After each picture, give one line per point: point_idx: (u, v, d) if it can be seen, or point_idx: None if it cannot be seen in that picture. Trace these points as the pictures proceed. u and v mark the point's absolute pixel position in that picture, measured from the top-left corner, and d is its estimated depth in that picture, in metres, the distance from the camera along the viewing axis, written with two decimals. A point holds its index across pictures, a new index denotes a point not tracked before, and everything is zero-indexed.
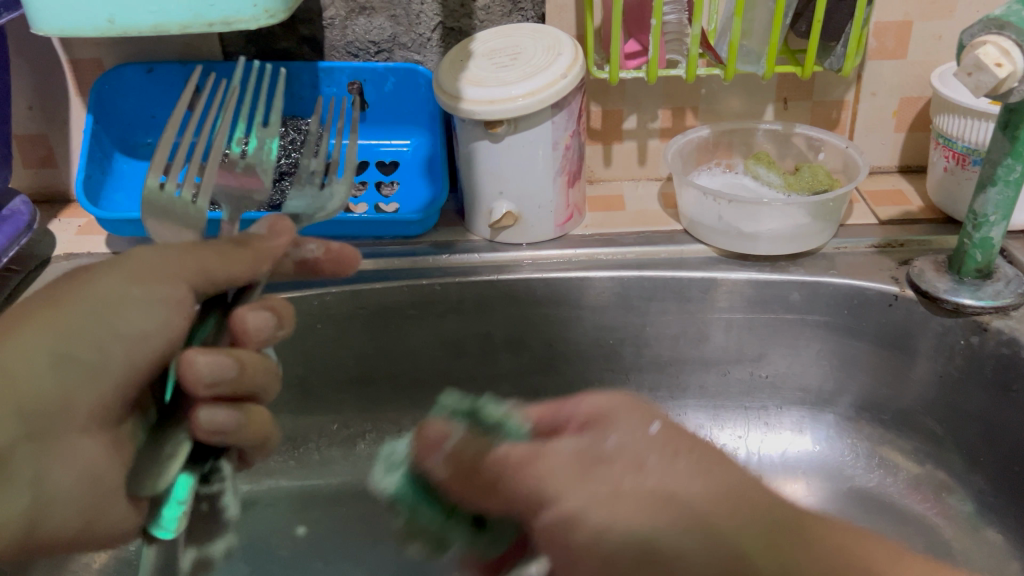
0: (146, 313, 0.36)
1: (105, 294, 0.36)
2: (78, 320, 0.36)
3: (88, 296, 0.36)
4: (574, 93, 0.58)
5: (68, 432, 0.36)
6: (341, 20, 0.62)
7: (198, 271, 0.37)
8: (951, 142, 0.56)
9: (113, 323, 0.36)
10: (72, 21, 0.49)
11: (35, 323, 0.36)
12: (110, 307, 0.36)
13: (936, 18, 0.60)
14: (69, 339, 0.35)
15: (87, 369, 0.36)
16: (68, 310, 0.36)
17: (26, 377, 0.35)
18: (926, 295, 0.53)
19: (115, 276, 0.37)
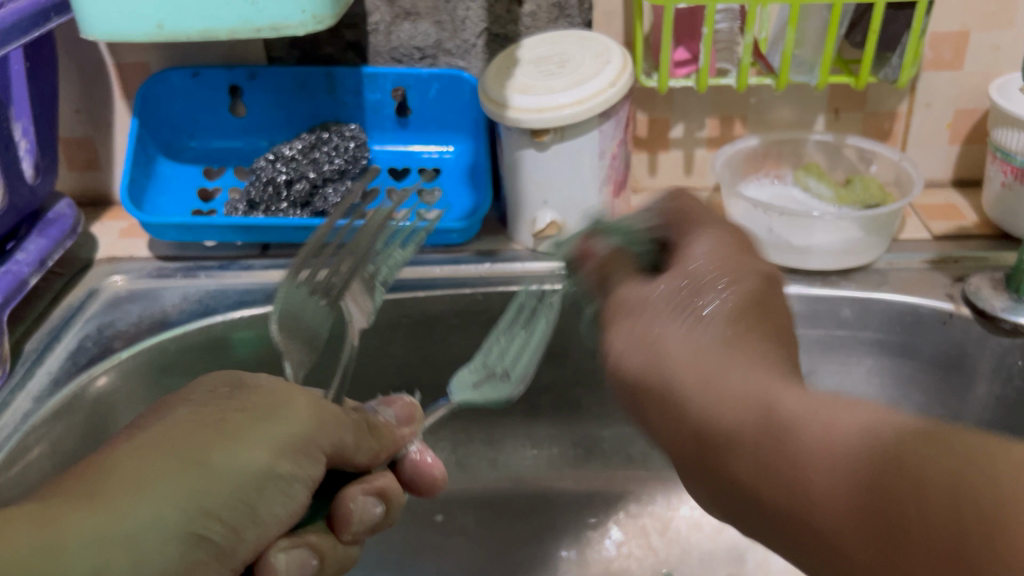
0: (283, 498, 0.33)
1: (262, 462, 0.32)
2: (218, 492, 0.30)
3: (233, 465, 0.31)
4: (623, 102, 0.57)
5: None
6: (386, 25, 0.61)
7: (332, 445, 0.35)
8: (1010, 156, 0.55)
9: (257, 508, 0.31)
10: (122, 27, 0.49)
11: (160, 473, 0.30)
12: (216, 474, 0.31)
13: (995, 29, 0.58)
14: (195, 504, 0.30)
15: (219, 551, 0.31)
16: (245, 473, 0.31)
17: (145, 552, 0.29)
18: (983, 314, 0.52)
19: (265, 445, 0.32)
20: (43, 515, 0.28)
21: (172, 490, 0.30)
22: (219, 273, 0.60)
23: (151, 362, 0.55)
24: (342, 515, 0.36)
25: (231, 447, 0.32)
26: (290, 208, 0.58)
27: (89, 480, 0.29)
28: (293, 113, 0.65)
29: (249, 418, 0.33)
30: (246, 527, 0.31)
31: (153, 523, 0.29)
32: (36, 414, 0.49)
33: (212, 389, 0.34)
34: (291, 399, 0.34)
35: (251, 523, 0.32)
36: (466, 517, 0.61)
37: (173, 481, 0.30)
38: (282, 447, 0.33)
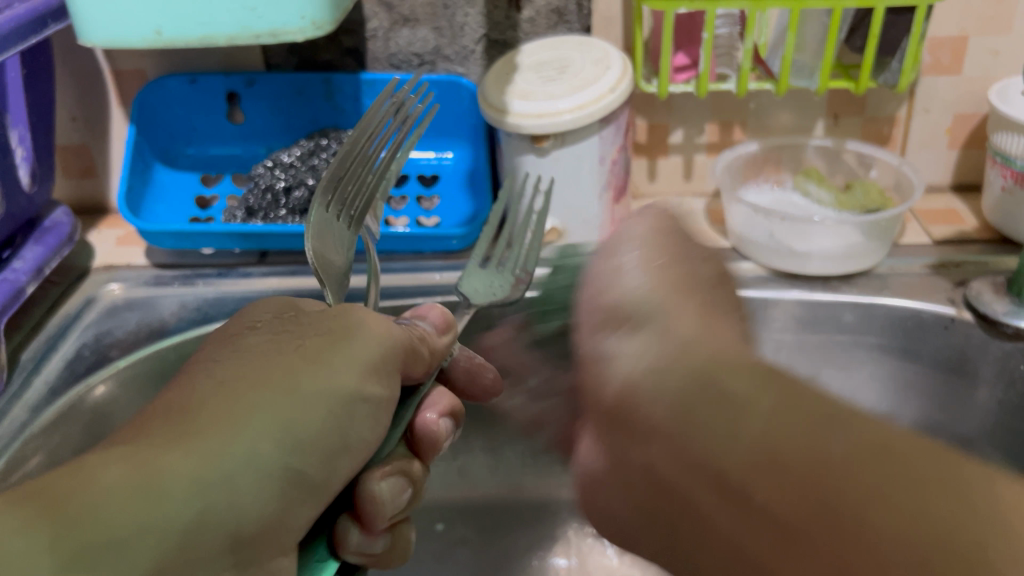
0: (372, 421, 0.33)
1: (341, 380, 0.32)
2: (310, 419, 0.30)
3: (311, 394, 0.31)
4: (623, 108, 0.56)
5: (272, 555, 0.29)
6: (384, 31, 0.61)
7: (391, 364, 0.34)
8: (1010, 160, 0.55)
9: (347, 429, 0.31)
10: (121, 33, 0.49)
11: (252, 400, 0.30)
12: (292, 398, 0.30)
13: (994, 33, 0.58)
14: (291, 420, 0.30)
15: (312, 484, 0.30)
16: (325, 406, 0.31)
17: (249, 488, 0.28)
18: (984, 318, 0.52)
19: (349, 368, 0.32)
20: (138, 452, 0.27)
21: (265, 421, 0.30)
22: (217, 280, 0.59)
23: (149, 370, 0.55)
24: (427, 436, 0.38)
25: (308, 369, 0.32)
26: (288, 214, 0.58)
27: (179, 420, 0.29)
28: (291, 120, 0.64)
29: (331, 339, 0.33)
30: (339, 453, 0.31)
31: (249, 458, 0.29)
32: (34, 424, 0.49)
33: (286, 326, 0.35)
34: (359, 324, 0.34)
35: (343, 448, 0.31)
36: (467, 527, 0.60)
37: (250, 412, 0.30)
38: (370, 371, 0.33)
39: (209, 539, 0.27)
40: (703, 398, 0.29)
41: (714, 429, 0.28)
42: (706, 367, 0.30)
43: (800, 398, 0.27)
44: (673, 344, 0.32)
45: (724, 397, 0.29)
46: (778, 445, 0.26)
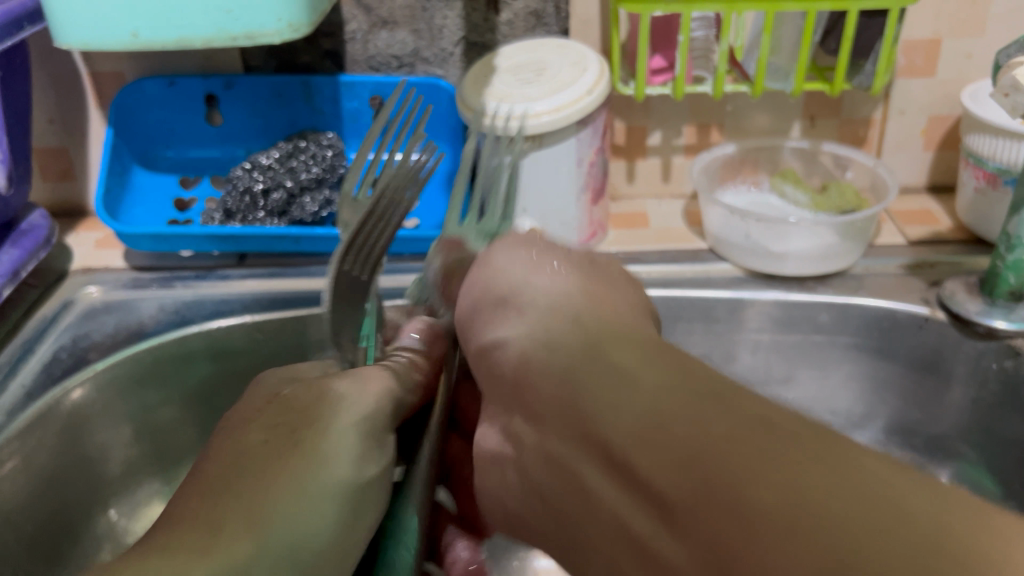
0: (370, 499, 0.35)
1: (341, 470, 0.34)
2: (320, 517, 0.33)
3: (310, 503, 0.33)
4: (600, 110, 0.57)
5: None
6: (363, 34, 0.61)
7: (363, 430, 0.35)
8: (983, 162, 0.55)
9: (352, 523, 0.34)
10: (96, 35, 0.49)
11: (272, 502, 0.32)
12: (300, 511, 0.32)
13: (967, 36, 0.59)
14: (304, 524, 0.32)
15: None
16: (327, 504, 0.33)
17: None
18: (957, 318, 0.53)
19: (350, 453, 0.34)
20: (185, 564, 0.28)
21: (286, 532, 0.32)
22: (195, 282, 0.59)
23: (127, 372, 0.55)
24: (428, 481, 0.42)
25: (313, 456, 0.34)
26: (267, 217, 0.58)
27: (208, 528, 0.30)
28: (270, 121, 0.64)
29: (329, 416, 0.35)
30: (344, 549, 0.34)
31: (274, 568, 0.31)
32: (9, 430, 0.49)
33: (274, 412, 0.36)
34: (340, 407, 0.35)
35: (346, 543, 0.34)
36: None
37: (265, 530, 0.31)
38: (362, 451, 0.35)
39: None
40: (594, 380, 0.29)
41: (608, 405, 0.28)
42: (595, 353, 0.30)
43: (704, 397, 0.27)
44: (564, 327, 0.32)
45: (620, 377, 0.28)
46: (659, 423, 0.26)
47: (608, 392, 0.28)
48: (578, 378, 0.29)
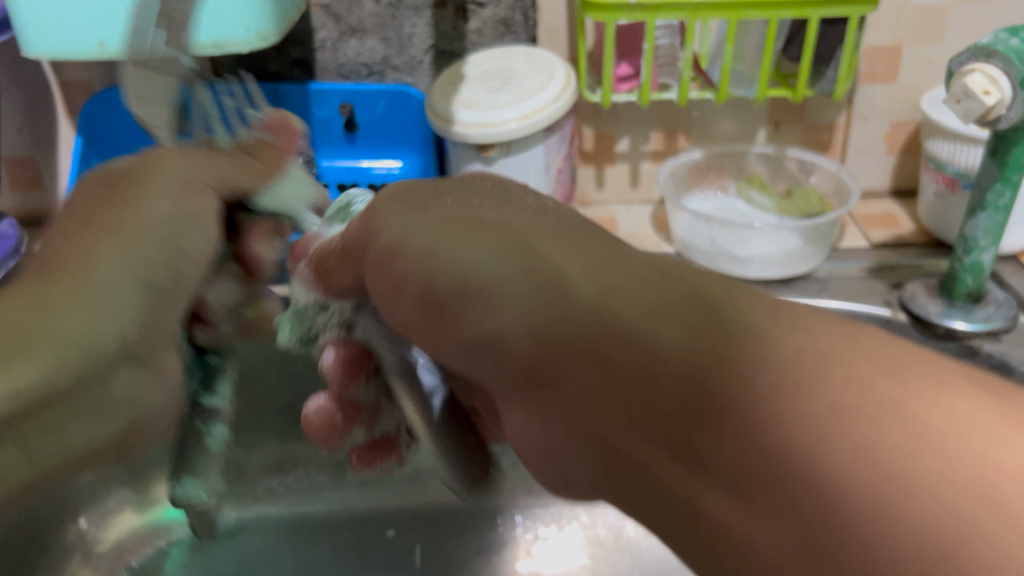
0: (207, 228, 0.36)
1: (153, 219, 0.34)
2: (147, 243, 0.33)
3: (103, 272, 0.31)
4: (566, 117, 0.58)
5: (161, 348, 0.34)
6: (333, 42, 0.62)
7: (221, 183, 0.37)
8: (942, 166, 0.57)
9: (179, 240, 0.35)
10: (65, 45, 0.49)
11: (139, 197, 0.34)
12: (85, 307, 0.30)
13: (926, 43, 0.60)
14: (147, 264, 0.33)
15: (165, 291, 0.34)
16: (120, 275, 0.32)
17: (112, 313, 0.31)
18: (918, 319, 0.54)
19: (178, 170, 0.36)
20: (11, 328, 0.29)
21: (120, 254, 0.32)
22: None
23: None
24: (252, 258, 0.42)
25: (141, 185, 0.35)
26: None
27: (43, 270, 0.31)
28: None
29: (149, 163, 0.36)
30: (182, 270, 0.35)
31: (108, 281, 0.31)
32: None
33: (83, 198, 0.35)
34: (161, 164, 0.36)
35: (183, 264, 0.35)
36: (418, 535, 0.58)
37: (48, 337, 0.29)
38: (178, 197, 0.35)
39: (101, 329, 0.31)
40: (498, 254, 0.27)
41: (507, 293, 0.26)
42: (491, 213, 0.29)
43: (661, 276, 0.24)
44: (432, 190, 0.31)
45: (560, 284, 0.25)
46: (590, 329, 0.24)
47: (515, 270, 0.26)
48: (474, 264, 0.27)
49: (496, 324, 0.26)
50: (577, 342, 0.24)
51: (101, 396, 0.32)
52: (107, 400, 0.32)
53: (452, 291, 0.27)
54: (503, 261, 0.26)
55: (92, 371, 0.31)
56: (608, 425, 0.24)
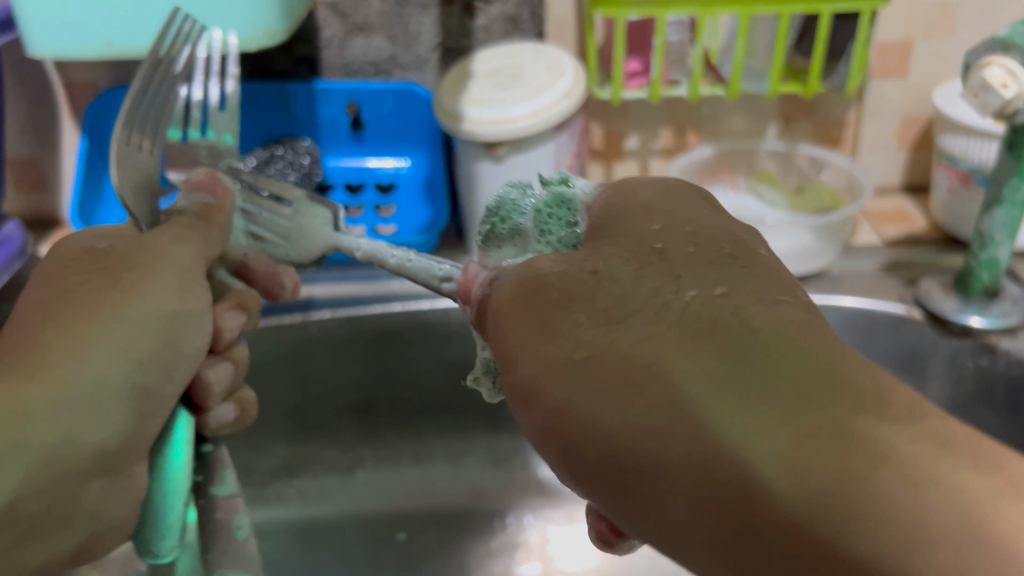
0: (200, 330, 0.36)
1: (143, 312, 0.33)
2: (146, 340, 0.33)
3: (92, 374, 0.31)
4: (575, 114, 0.57)
5: (136, 457, 0.34)
6: (339, 41, 0.61)
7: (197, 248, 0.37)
8: (956, 162, 0.56)
9: (181, 343, 0.35)
10: (69, 43, 0.48)
11: (134, 291, 0.33)
12: (74, 410, 0.30)
13: (938, 38, 0.59)
14: (144, 368, 0.33)
15: (154, 393, 0.34)
16: (113, 375, 0.32)
17: (99, 420, 0.31)
18: (934, 316, 0.53)
19: (172, 273, 0.35)
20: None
21: (116, 361, 0.32)
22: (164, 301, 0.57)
23: None
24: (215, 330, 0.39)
25: (137, 279, 0.33)
26: None
27: (22, 354, 0.30)
28: (244, 129, 0.63)
29: (141, 258, 0.34)
30: (173, 363, 0.35)
31: (99, 380, 0.31)
32: None
33: (71, 268, 0.33)
34: (160, 256, 0.35)
35: (176, 358, 0.35)
36: (428, 537, 0.58)
37: (20, 448, 0.29)
38: (182, 289, 0.35)
39: (78, 454, 0.31)
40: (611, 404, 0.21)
41: (585, 405, 0.22)
42: (595, 279, 0.24)
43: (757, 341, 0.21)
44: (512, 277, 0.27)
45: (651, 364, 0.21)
46: (687, 435, 0.20)
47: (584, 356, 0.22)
48: (562, 391, 0.22)
49: (582, 438, 0.22)
50: (745, 515, 0.19)
51: (74, 500, 0.32)
52: (76, 509, 0.32)
53: (600, 461, 0.22)
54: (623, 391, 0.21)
55: (62, 486, 0.31)
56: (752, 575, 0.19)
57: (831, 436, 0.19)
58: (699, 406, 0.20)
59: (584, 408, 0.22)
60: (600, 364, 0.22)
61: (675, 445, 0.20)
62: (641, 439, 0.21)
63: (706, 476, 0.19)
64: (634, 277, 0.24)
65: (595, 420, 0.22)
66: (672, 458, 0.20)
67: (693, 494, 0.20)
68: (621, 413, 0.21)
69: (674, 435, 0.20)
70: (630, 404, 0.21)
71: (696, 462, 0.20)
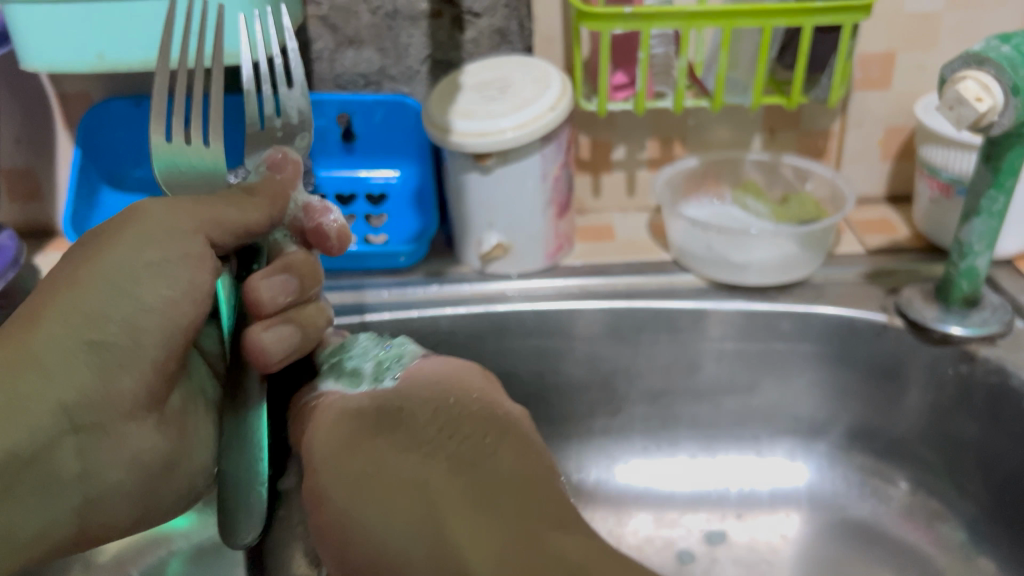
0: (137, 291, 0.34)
1: (126, 263, 0.34)
2: (96, 304, 0.34)
3: (41, 344, 0.33)
4: (562, 126, 0.58)
5: (116, 420, 0.35)
6: (330, 53, 0.62)
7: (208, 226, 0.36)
8: (937, 172, 0.57)
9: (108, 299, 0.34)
10: (64, 56, 0.49)
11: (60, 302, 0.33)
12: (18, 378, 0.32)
13: (919, 50, 0.60)
14: (89, 325, 0.33)
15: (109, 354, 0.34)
16: (55, 338, 0.33)
17: (66, 379, 0.33)
18: (914, 324, 0.54)
19: (126, 249, 0.34)
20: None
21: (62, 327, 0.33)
22: None
23: None
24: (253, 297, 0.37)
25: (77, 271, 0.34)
26: None
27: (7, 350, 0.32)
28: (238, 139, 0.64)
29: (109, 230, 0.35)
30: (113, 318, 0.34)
31: (47, 347, 0.33)
32: None
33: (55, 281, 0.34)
34: (144, 216, 0.35)
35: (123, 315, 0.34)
36: None
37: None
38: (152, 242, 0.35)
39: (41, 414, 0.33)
40: (435, 563, 0.35)
41: (371, 520, 0.37)
42: (420, 409, 0.43)
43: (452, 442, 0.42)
44: (373, 422, 0.42)
45: (386, 472, 0.39)
46: (416, 496, 0.38)
47: (399, 486, 0.38)
48: (372, 520, 0.37)
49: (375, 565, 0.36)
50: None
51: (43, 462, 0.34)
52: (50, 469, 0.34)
53: (368, 565, 0.36)
54: (432, 510, 0.37)
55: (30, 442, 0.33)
56: None
57: (526, 538, 0.37)
58: (444, 520, 0.37)
59: (382, 513, 0.37)
60: (347, 442, 0.40)
61: (423, 512, 0.37)
62: (412, 524, 0.37)
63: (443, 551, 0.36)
64: (432, 433, 0.42)
65: (365, 509, 0.37)
66: (413, 511, 0.37)
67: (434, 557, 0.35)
68: (396, 489, 0.38)
69: (434, 500, 0.38)
70: (366, 471, 0.39)
71: (430, 540, 0.36)
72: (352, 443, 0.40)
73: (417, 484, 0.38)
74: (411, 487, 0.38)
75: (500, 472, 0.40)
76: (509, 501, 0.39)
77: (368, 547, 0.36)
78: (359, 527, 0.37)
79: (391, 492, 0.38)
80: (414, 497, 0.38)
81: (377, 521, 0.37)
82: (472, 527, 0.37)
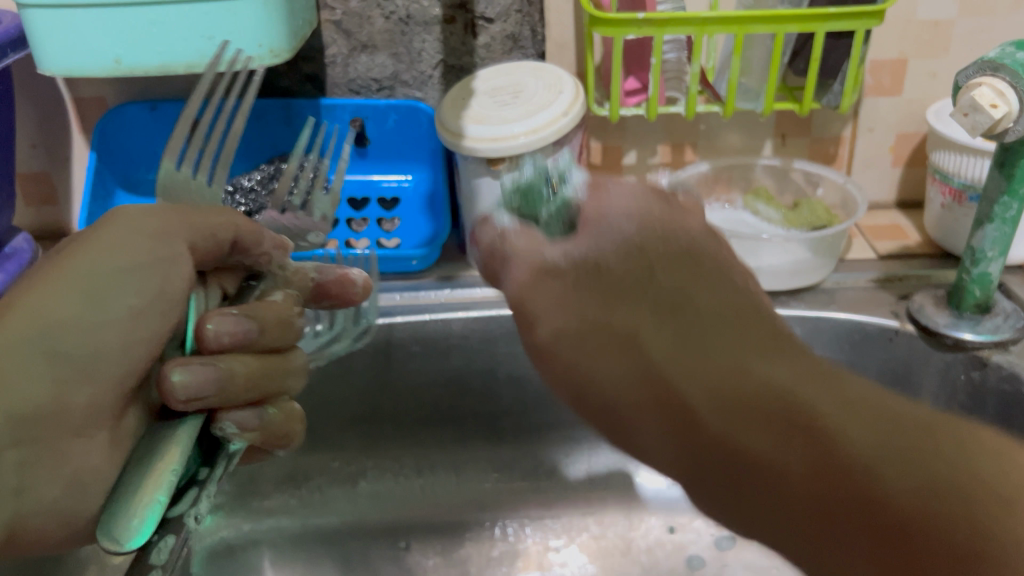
0: (134, 292, 0.35)
1: (96, 268, 0.35)
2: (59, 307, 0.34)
3: (4, 340, 0.33)
4: (575, 131, 0.58)
5: (63, 435, 0.34)
6: (343, 58, 0.62)
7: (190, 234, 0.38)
8: (949, 178, 0.57)
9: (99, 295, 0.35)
10: (81, 62, 0.49)
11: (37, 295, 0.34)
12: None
13: (931, 57, 0.61)
14: (56, 332, 0.34)
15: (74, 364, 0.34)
16: (19, 337, 0.33)
17: (19, 380, 0.33)
18: (925, 330, 0.54)
19: (98, 248, 0.36)
20: None
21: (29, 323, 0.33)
22: None
23: None
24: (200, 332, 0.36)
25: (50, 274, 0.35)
26: None
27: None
28: (252, 144, 0.65)
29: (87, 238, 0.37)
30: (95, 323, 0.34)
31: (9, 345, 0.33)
32: None
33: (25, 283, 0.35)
34: (114, 225, 0.37)
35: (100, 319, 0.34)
36: (431, 549, 0.59)
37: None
38: (116, 249, 0.36)
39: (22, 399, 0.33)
40: (663, 403, 0.27)
41: (591, 375, 0.28)
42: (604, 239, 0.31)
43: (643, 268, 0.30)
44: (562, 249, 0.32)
45: (634, 342, 0.28)
46: (697, 439, 0.26)
47: (561, 313, 0.30)
48: (596, 372, 0.28)
49: (620, 420, 0.28)
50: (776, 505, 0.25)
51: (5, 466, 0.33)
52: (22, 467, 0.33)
53: (600, 407, 0.28)
54: (656, 366, 0.27)
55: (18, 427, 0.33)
56: (734, 497, 0.26)
57: (787, 404, 0.25)
58: (737, 361, 0.27)
59: (612, 393, 0.28)
60: (580, 339, 0.29)
61: (660, 398, 0.27)
62: (638, 388, 0.27)
63: (712, 454, 0.26)
64: (619, 261, 0.30)
65: (584, 381, 0.28)
66: (691, 387, 0.26)
67: (728, 403, 0.26)
68: (644, 372, 0.27)
69: (664, 389, 0.27)
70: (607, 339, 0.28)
71: (700, 451, 0.26)
72: (555, 314, 0.30)
73: (651, 372, 0.27)
74: (661, 364, 0.27)
75: (711, 307, 0.29)
76: (826, 382, 0.26)
77: (592, 380, 0.28)
78: (579, 375, 0.28)
79: (664, 323, 0.28)
80: (648, 396, 0.27)
81: (613, 370, 0.28)
82: (772, 369, 0.27)
